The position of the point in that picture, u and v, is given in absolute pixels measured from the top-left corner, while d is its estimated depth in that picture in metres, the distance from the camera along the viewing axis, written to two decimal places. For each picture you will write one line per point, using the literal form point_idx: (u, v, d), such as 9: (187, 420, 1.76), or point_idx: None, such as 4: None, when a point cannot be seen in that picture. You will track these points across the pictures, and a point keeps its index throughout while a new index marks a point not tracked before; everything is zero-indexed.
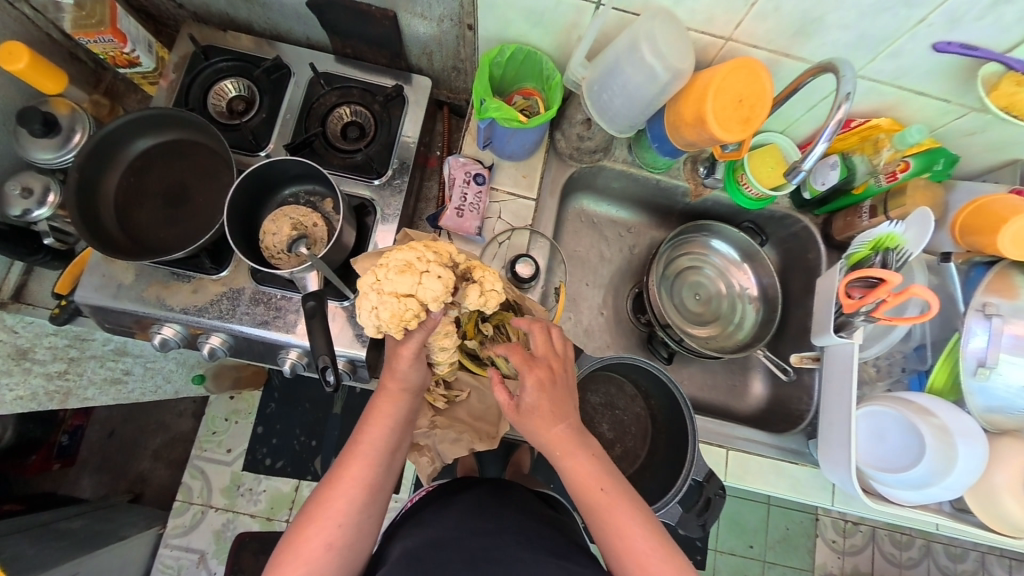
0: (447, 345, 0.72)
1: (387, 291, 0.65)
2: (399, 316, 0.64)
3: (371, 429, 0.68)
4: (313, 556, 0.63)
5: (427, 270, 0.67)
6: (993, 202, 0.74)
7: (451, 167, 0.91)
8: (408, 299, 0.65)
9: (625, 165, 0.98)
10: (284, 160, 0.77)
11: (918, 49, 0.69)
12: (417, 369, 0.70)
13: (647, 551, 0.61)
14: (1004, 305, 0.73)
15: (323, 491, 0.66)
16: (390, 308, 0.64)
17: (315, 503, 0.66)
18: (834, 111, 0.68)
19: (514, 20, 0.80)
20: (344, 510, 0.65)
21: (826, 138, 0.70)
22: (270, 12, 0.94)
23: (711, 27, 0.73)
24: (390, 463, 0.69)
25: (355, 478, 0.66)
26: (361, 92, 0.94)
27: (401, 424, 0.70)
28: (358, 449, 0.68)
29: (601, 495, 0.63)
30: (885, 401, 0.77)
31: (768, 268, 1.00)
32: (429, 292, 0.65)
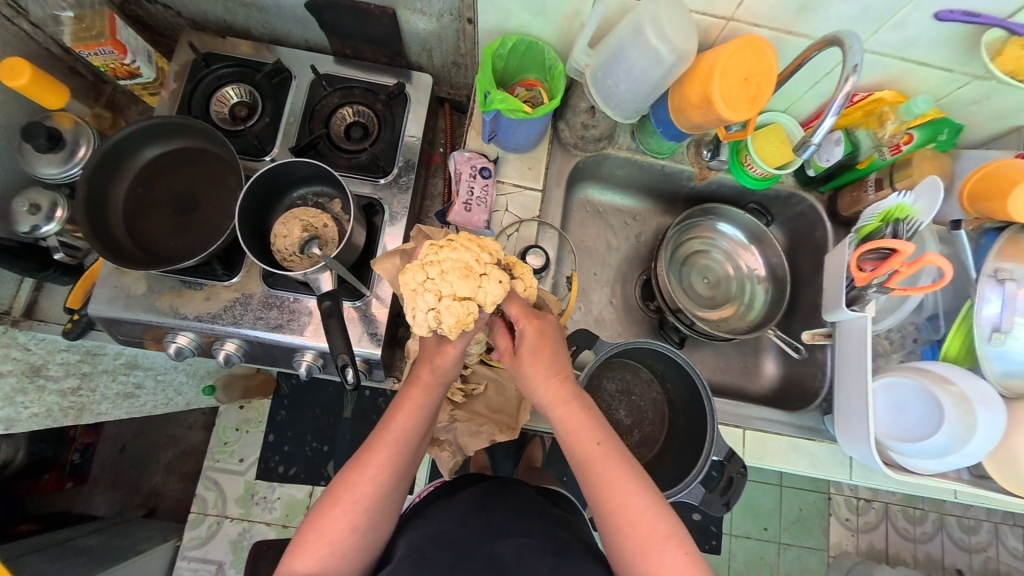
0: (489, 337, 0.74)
1: (445, 296, 0.65)
2: (462, 321, 0.65)
3: (401, 417, 0.69)
4: (339, 535, 0.65)
5: (486, 274, 0.66)
6: (1000, 168, 0.73)
7: (456, 163, 0.91)
8: (469, 303, 0.65)
9: (629, 152, 0.99)
10: (288, 162, 0.76)
11: (921, 19, 0.69)
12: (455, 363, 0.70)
13: (644, 515, 0.62)
14: (1017, 270, 0.72)
15: (347, 473, 0.68)
16: (456, 318, 0.64)
17: (339, 486, 0.67)
18: (841, 84, 0.68)
19: (514, 11, 0.80)
20: (369, 493, 0.66)
21: (834, 112, 0.70)
22: (269, 17, 0.94)
23: (712, 8, 0.73)
24: (417, 451, 0.70)
25: (383, 465, 0.67)
26: (364, 92, 0.94)
27: (430, 414, 0.70)
28: (387, 436, 0.68)
29: (598, 452, 0.65)
30: (903, 372, 0.77)
31: (775, 247, 1.00)
32: (489, 301, 0.66)
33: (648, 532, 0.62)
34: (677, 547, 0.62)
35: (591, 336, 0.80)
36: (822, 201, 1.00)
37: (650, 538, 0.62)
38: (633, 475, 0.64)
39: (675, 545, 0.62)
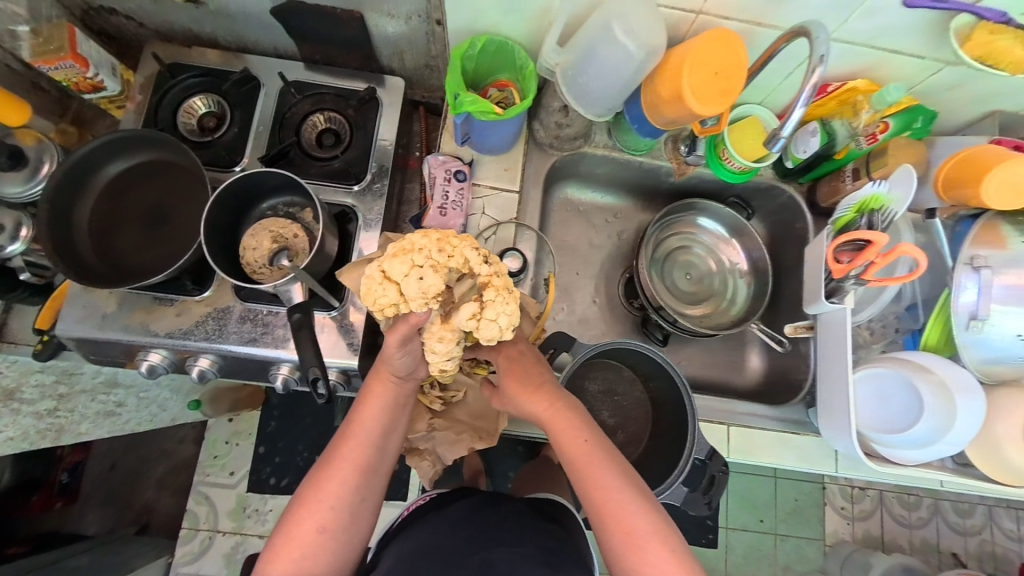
0: (440, 348, 0.65)
1: (382, 267, 0.66)
2: (378, 300, 0.66)
3: (363, 413, 0.69)
4: (308, 537, 0.65)
5: (418, 268, 0.63)
6: (975, 154, 0.71)
7: (431, 166, 0.90)
8: (390, 287, 0.65)
9: (607, 150, 0.98)
10: (248, 174, 0.73)
11: (892, 6, 0.68)
12: (404, 357, 0.68)
13: (630, 514, 0.63)
14: (994, 255, 0.70)
15: (316, 473, 0.68)
16: (374, 284, 0.66)
17: (308, 489, 0.67)
18: (809, 74, 0.67)
19: (483, 11, 0.79)
20: (336, 492, 0.66)
21: (803, 102, 0.69)
22: (235, 24, 0.92)
23: (681, 2, 0.72)
24: (381, 446, 0.69)
25: (347, 461, 0.67)
26: (335, 98, 0.92)
27: (392, 408, 0.70)
28: (353, 431, 0.69)
29: (582, 448, 0.66)
30: (884, 362, 0.76)
31: (757, 241, 1.00)
32: (409, 292, 0.63)
33: (638, 535, 0.63)
34: (663, 546, 0.62)
35: (569, 338, 0.80)
36: (802, 193, 0.99)
37: (637, 540, 0.62)
38: (620, 474, 0.65)
39: (660, 544, 0.62)
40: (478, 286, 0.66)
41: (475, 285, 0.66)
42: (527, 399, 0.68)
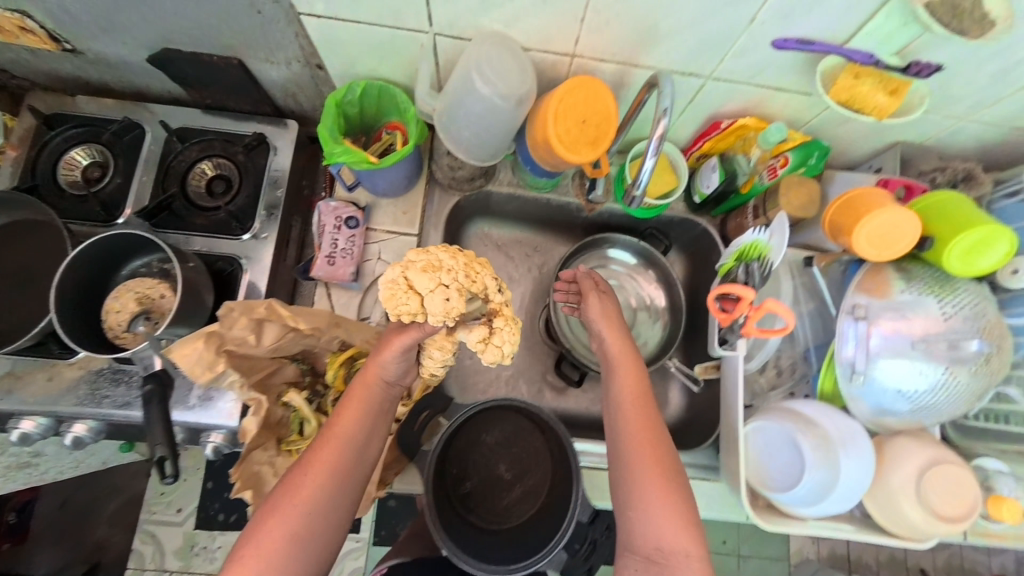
0: (436, 356, 0.67)
1: (406, 276, 0.61)
2: (394, 303, 0.61)
3: (344, 415, 0.64)
4: (276, 546, 0.58)
5: (444, 287, 0.60)
6: (862, 199, 0.66)
7: (320, 213, 0.86)
8: (413, 298, 0.61)
9: (511, 187, 0.95)
10: (104, 239, 0.70)
11: (761, 46, 0.65)
12: (397, 363, 0.66)
13: (670, 496, 0.64)
14: (874, 304, 0.66)
15: (290, 477, 0.62)
16: (394, 291, 0.61)
17: (283, 491, 0.61)
18: (654, 126, 0.61)
19: (357, 56, 0.76)
20: (310, 497, 0.60)
21: (651, 155, 0.62)
22: (119, 71, 0.89)
23: (550, 45, 0.69)
24: (361, 452, 0.64)
25: (326, 464, 0.61)
26: (223, 143, 0.89)
27: (374, 413, 0.66)
28: (328, 434, 0.64)
29: (649, 421, 0.70)
30: (771, 414, 0.73)
31: (668, 270, 0.98)
32: (431, 309, 0.60)
33: (677, 512, 0.63)
34: (689, 533, 0.62)
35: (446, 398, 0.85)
36: (714, 225, 0.96)
37: (660, 524, 0.63)
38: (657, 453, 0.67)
39: (686, 529, 0.63)
40: (488, 313, 0.65)
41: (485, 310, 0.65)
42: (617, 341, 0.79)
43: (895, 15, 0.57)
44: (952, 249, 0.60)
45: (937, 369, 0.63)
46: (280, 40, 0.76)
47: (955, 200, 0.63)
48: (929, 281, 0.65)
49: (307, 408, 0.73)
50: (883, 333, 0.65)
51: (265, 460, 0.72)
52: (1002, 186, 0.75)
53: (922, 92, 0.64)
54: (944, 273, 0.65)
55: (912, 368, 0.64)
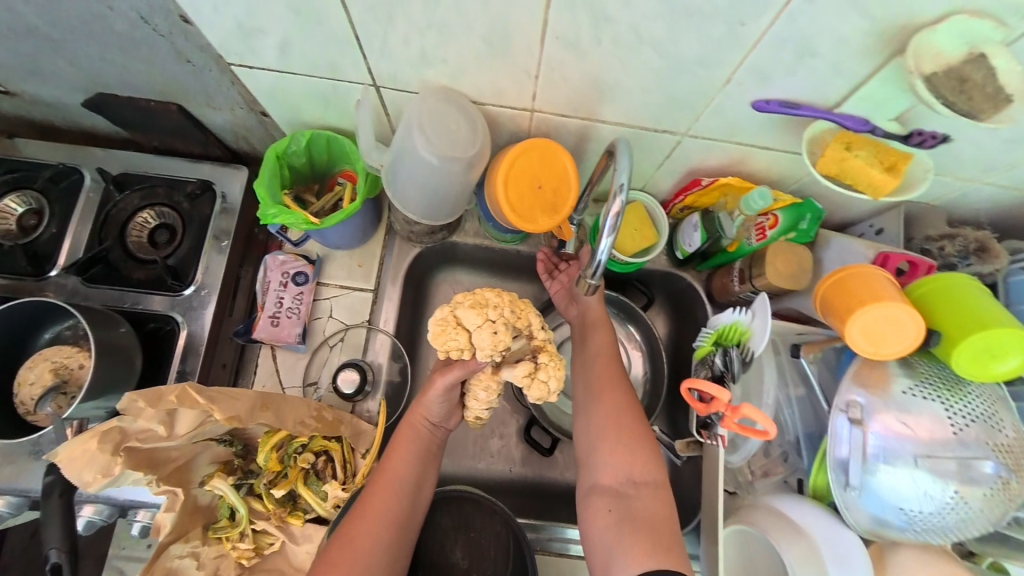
0: (481, 397, 0.65)
1: (455, 312, 0.63)
2: (443, 339, 0.61)
3: (393, 458, 0.65)
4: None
5: (493, 322, 0.61)
6: (851, 281, 0.58)
7: (266, 268, 0.80)
8: (461, 334, 0.61)
9: (477, 239, 0.86)
10: (12, 307, 0.64)
11: (738, 106, 0.57)
12: (441, 404, 0.66)
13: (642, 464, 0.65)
14: (868, 400, 0.56)
15: (342, 532, 0.61)
16: (444, 327, 0.62)
17: (338, 545, 0.60)
18: (609, 200, 0.52)
19: (301, 105, 0.70)
20: (371, 549, 0.59)
21: (606, 231, 0.53)
22: (58, 112, 0.83)
23: (505, 100, 0.62)
24: (413, 500, 0.64)
25: (381, 512, 0.61)
26: (167, 190, 0.82)
27: (423, 456, 0.67)
28: (379, 481, 0.64)
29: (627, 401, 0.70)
30: (752, 514, 0.65)
31: (648, 325, 0.88)
32: (479, 344, 0.60)
33: (647, 484, 0.64)
34: (653, 460, 0.65)
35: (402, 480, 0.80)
36: (700, 281, 0.87)
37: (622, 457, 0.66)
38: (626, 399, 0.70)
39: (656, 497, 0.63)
40: (532, 349, 0.65)
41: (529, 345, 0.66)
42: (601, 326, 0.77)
43: (890, 80, 0.49)
44: (961, 348, 0.51)
45: (944, 490, 0.52)
46: (218, 88, 0.70)
47: (972, 291, 0.54)
48: (935, 382, 0.55)
49: (233, 495, 0.66)
50: (880, 437, 0.54)
51: (186, 552, 0.64)
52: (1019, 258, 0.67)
53: (925, 165, 0.56)
54: (952, 373, 0.55)
55: (914, 485, 0.53)
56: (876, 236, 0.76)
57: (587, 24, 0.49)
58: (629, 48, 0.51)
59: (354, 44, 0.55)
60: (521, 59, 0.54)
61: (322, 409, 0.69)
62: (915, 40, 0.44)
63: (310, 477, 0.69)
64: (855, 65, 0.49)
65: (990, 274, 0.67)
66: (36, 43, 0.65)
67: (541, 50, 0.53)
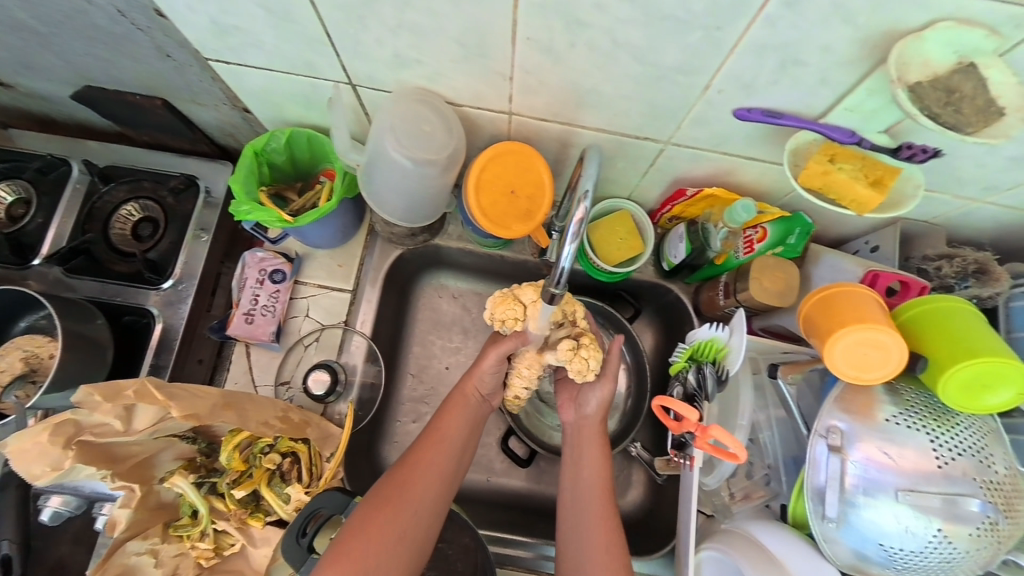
0: (523, 373, 0.69)
1: (512, 288, 0.67)
2: (503, 308, 0.65)
3: (447, 421, 0.66)
4: (383, 542, 0.56)
5: (548, 298, 0.65)
6: (835, 298, 0.55)
7: (245, 265, 0.80)
8: (519, 305, 0.65)
9: (461, 242, 0.85)
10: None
11: (721, 115, 0.55)
12: (494, 375, 0.68)
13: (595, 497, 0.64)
14: (853, 428, 0.52)
15: (396, 475, 0.62)
16: (504, 297, 0.66)
17: (388, 489, 0.60)
18: (573, 208, 0.49)
19: (282, 104, 0.70)
20: (420, 497, 0.60)
21: (568, 240, 0.49)
22: (53, 105, 0.84)
23: (483, 103, 0.61)
24: (461, 461, 0.66)
25: (433, 465, 0.63)
26: (152, 184, 0.82)
27: (474, 424, 0.68)
28: (431, 439, 0.65)
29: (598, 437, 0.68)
30: (726, 542, 0.61)
31: (635, 340, 0.85)
32: (533, 315, 0.64)
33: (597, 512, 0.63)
34: (602, 493, 0.64)
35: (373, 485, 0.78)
36: (688, 295, 0.83)
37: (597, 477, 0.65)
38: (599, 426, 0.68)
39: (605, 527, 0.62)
40: (573, 334, 0.69)
41: (571, 330, 0.69)
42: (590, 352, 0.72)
43: (879, 91, 0.47)
44: (946, 378, 0.48)
45: (928, 527, 0.49)
46: (202, 84, 0.70)
47: (963, 317, 0.51)
48: (922, 411, 0.51)
49: (194, 494, 0.64)
50: (861, 467, 0.51)
51: (145, 549, 0.63)
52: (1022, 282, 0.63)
53: (915, 181, 0.53)
54: (940, 402, 0.52)
55: (896, 519, 0.49)
56: (872, 254, 0.73)
57: (558, 27, 0.47)
58: (605, 53, 0.49)
59: (327, 43, 0.55)
60: (495, 61, 0.53)
61: (288, 411, 0.69)
62: (900, 48, 0.41)
63: (274, 479, 0.68)
64: (840, 76, 0.46)
65: (992, 298, 0.63)
66: (23, 36, 0.66)
67: (514, 52, 0.51)
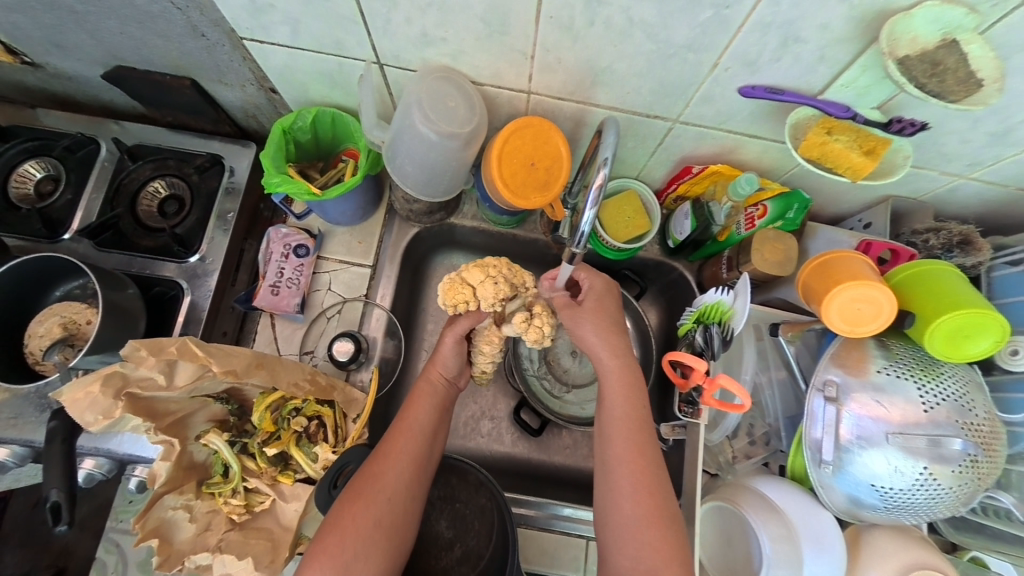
0: (486, 350, 0.72)
1: (461, 273, 0.70)
2: (453, 292, 0.68)
3: (415, 407, 0.68)
4: (360, 533, 0.58)
5: (492, 275, 0.68)
6: (832, 262, 0.59)
7: (269, 240, 0.83)
8: (467, 289, 0.68)
9: (475, 221, 0.88)
10: (25, 263, 0.68)
11: (726, 93, 0.59)
12: (456, 358, 0.71)
13: (645, 475, 0.61)
14: (849, 381, 0.57)
15: (368, 467, 0.63)
16: (452, 284, 0.68)
17: (360, 480, 0.62)
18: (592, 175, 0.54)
19: (309, 83, 0.73)
20: (393, 484, 0.61)
21: (589, 205, 0.53)
22: (81, 86, 0.87)
23: (504, 81, 0.65)
24: (432, 445, 0.67)
25: (403, 452, 0.64)
26: (178, 163, 0.86)
27: (441, 408, 0.69)
28: (399, 428, 0.66)
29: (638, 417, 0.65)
30: (732, 495, 0.65)
31: (641, 315, 0.89)
32: (483, 295, 0.67)
33: (644, 489, 0.61)
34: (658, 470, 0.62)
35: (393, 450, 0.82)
36: (692, 271, 0.87)
37: (627, 436, 0.64)
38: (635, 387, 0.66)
39: (652, 504, 0.60)
40: (527, 303, 0.72)
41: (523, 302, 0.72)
42: (588, 327, 0.69)
43: (869, 68, 0.51)
44: (934, 330, 0.53)
45: (915, 466, 0.53)
46: (231, 64, 0.74)
47: (952, 279, 0.56)
48: (910, 363, 0.56)
49: (227, 451, 0.68)
50: (855, 417, 0.55)
51: (180, 505, 0.66)
52: (1002, 253, 0.68)
53: (904, 152, 0.58)
54: (927, 355, 0.57)
55: (887, 462, 0.54)
56: (865, 230, 0.78)
57: (580, 5, 0.51)
58: (621, 31, 0.53)
59: (359, 21, 0.58)
60: (518, 39, 0.57)
61: (316, 374, 0.72)
62: (890, 25, 0.46)
63: (303, 440, 0.71)
64: (837, 54, 0.51)
65: (975, 267, 0.68)
66: (62, 15, 0.69)
67: (536, 31, 0.55)
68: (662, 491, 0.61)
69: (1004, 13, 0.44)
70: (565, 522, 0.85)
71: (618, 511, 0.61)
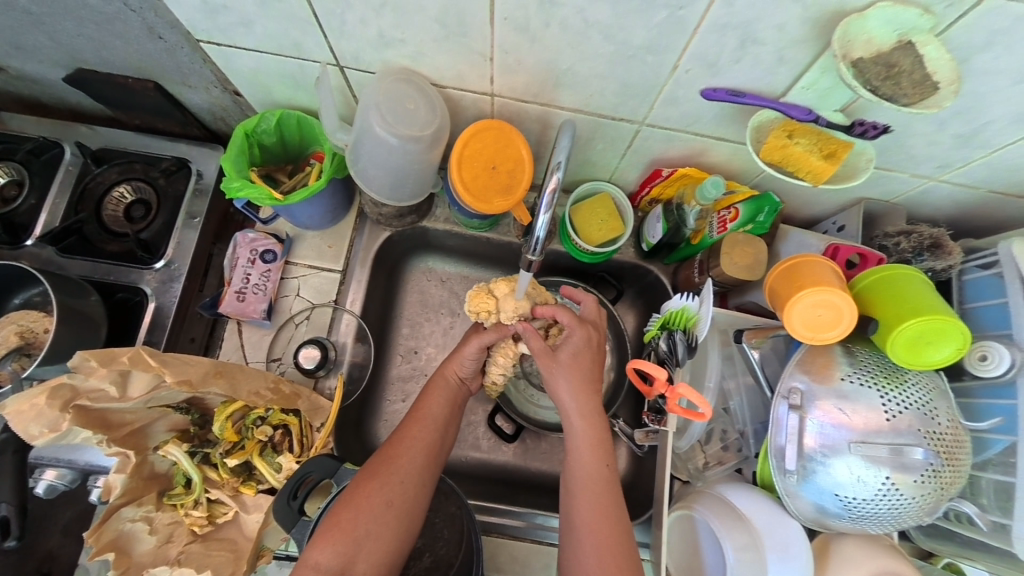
0: (502, 362, 0.74)
1: (488, 285, 0.74)
2: (479, 302, 0.72)
3: (429, 399, 0.69)
4: (372, 510, 0.58)
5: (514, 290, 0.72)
6: (795, 268, 0.58)
7: (236, 245, 0.82)
8: (491, 300, 0.72)
9: (448, 224, 0.87)
10: None
11: (690, 95, 0.58)
12: (474, 361, 0.72)
13: (602, 520, 0.61)
14: (812, 387, 0.56)
15: (385, 451, 0.64)
16: (478, 292, 0.73)
17: (376, 463, 0.62)
18: (546, 179, 0.53)
19: (273, 85, 0.72)
20: (406, 467, 0.62)
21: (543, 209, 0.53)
22: (46, 88, 0.86)
23: (466, 83, 0.64)
24: (444, 435, 0.68)
25: (419, 437, 0.65)
26: (144, 166, 0.84)
27: (453, 403, 0.70)
28: (412, 417, 0.67)
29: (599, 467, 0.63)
30: (697, 503, 0.64)
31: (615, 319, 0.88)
32: (505, 307, 0.71)
33: (602, 537, 0.60)
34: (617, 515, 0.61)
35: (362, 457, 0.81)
36: (667, 274, 0.86)
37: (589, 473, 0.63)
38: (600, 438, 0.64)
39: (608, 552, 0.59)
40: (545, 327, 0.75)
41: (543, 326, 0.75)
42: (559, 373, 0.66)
43: (829, 69, 0.50)
44: (894, 336, 0.52)
45: (878, 476, 0.52)
46: (193, 67, 0.72)
47: (915, 283, 0.55)
48: (874, 369, 0.55)
49: (187, 462, 0.67)
50: (818, 424, 0.54)
51: (139, 516, 0.65)
52: (974, 256, 0.67)
53: (868, 155, 0.57)
54: (891, 361, 0.56)
55: (849, 471, 0.53)
56: (838, 233, 0.77)
57: (533, 6, 0.50)
58: (579, 32, 0.52)
59: (314, 23, 0.57)
60: (475, 40, 0.56)
61: (280, 382, 0.71)
62: (844, 27, 0.45)
63: (266, 450, 0.70)
64: (795, 55, 0.50)
65: (946, 270, 0.67)
66: (17, 16, 0.68)
67: (492, 32, 0.54)
68: (620, 538, 0.60)
69: (960, 13, 0.43)
70: (539, 529, 0.84)
71: (578, 555, 0.60)
